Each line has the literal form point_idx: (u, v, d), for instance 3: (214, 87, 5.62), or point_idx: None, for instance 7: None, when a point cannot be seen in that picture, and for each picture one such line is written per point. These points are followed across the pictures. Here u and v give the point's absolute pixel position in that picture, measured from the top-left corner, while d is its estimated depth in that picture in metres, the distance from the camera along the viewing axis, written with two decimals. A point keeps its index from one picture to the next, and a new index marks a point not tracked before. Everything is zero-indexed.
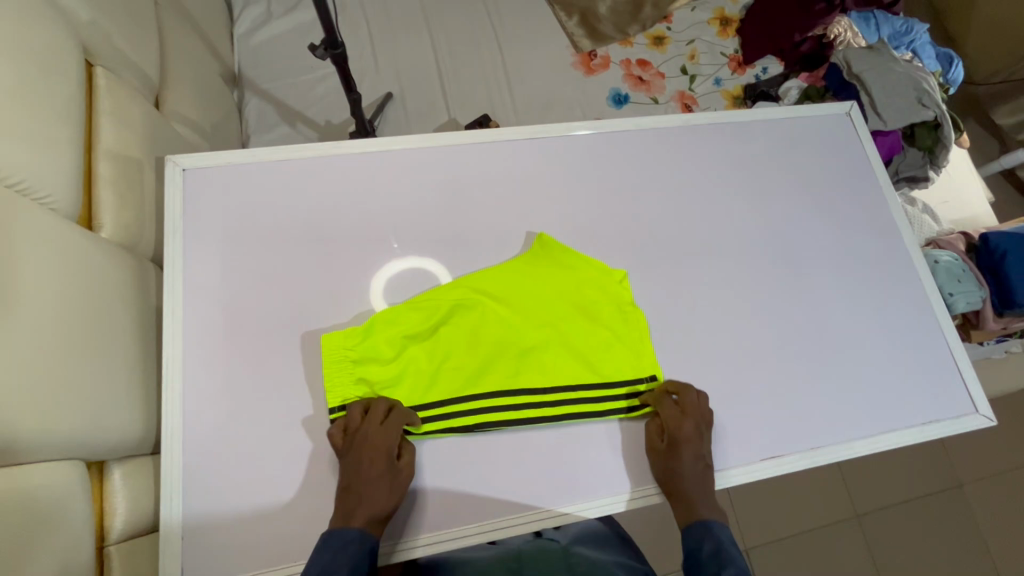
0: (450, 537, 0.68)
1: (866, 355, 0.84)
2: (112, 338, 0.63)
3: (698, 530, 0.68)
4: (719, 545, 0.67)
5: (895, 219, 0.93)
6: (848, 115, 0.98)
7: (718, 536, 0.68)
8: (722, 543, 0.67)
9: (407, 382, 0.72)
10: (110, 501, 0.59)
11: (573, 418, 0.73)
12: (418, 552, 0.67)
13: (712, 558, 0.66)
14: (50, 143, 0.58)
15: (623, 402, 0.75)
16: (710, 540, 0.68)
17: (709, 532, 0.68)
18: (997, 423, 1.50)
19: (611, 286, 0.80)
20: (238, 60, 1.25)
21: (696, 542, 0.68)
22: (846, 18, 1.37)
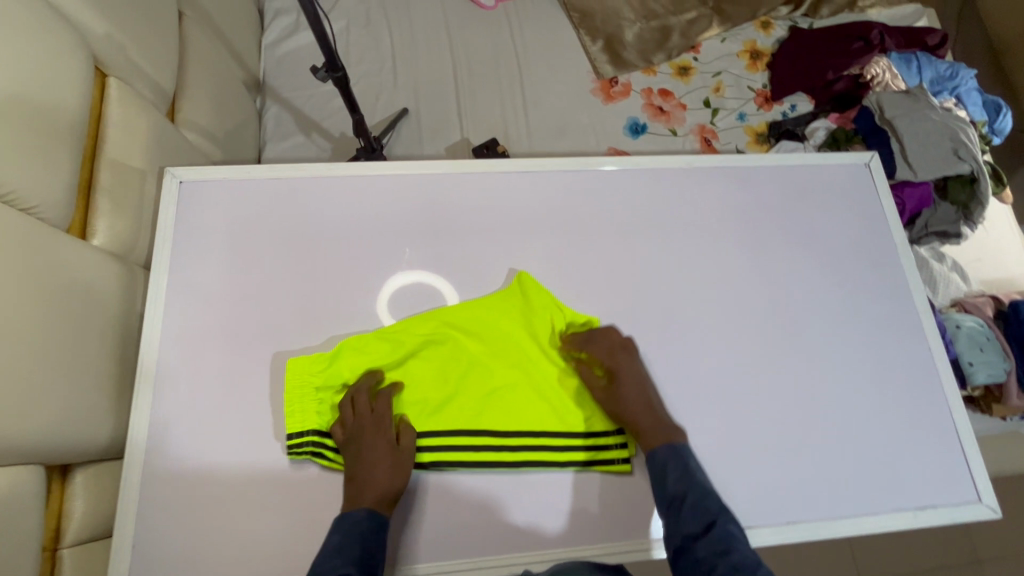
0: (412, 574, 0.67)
1: (861, 426, 0.79)
2: (93, 343, 0.65)
3: (665, 461, 0.69)
4: (685, 470, 0.68)
5: (909, 282, 0.87)
6: (867, 167, 0.93)
7: (683, 462, 0.69)
8: (686, 463, 0.69)
9: None
10: (69, 504, 0.61)
11: (532, 466, 0.71)
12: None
13: (678, 485, 0.67)
14: (45, 154, 0.60)
15: (585, 453, 0.73)
16: (677, 468, 0.68)
17: (675, 458, 0.69)
18: None
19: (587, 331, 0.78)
20: (263, 68, 1.29)
21: (662, 471, 0.69)
22: (885, 58, 1.31)
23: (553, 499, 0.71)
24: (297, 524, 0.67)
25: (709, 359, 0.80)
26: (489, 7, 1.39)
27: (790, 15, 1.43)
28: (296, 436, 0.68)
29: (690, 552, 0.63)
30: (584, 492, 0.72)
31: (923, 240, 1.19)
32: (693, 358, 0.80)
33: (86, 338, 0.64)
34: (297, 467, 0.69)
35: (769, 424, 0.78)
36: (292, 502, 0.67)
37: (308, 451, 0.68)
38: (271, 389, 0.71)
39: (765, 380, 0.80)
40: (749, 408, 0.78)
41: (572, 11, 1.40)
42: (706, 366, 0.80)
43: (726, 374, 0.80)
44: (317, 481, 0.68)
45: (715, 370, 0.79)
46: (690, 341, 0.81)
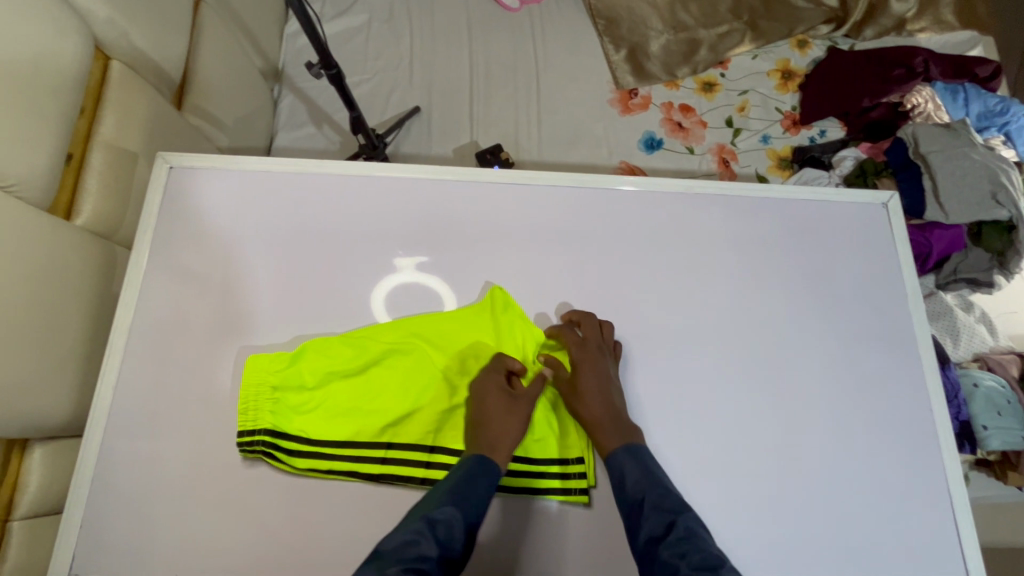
0: None
1: (844, 485, 0.74)
2: (64, 322, 0.67)
3: (621, 463, 0.66)
4: (644, 473, 0.64)
5: (917, 333, 0.81)
6: (885, 207, 0.87)
7: (642, 464, 0.65)
8: (644, 464, 0.65)
9: (323, 414, 0.71)
10: (24, 476, 0.63)
11: None
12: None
13: (635, 489, 0.63)
14: (30, 135, 0.62)
15: (545, 478, 0.71)
16: (635, 470, 0.65)
17: (632, 459, 0.66)
18: None
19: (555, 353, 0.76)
20: (283, 57, 1.30)
21: (620, 474, 0.65)
22: (930, 87, 1.22)
23: (504, 525, 0.69)
24: (240, 522, 0.66)
25: (687, 396, 0.76)
26: (513, 9, 1.37)
27: (830, 35, 1.36)
28: (248, 433, 0.68)
29: (654, 556, 0.58)
30: (537, 521, 0.69)
31: (950, 286, 1.11)
32: (671, 394, 0.76)
33: (55, 316, 0.65)
34: (248, 464, 0.68)
35: (745, 472, 0.73)
36: (239, 499, 0.67)
37: (259, 451, 0.68)
38: (233, 382, 0.71)
39: (746, 424, 0.75)
40: (724, 452, 0.74)
41: (598, 17, 1.36)
42: (683, 403, 0.75)
43: (703, 413, 0.75)
44: (266, 480, 0.68)
45: (693, 409, 0.75)
46: (670, 375, 0.76)
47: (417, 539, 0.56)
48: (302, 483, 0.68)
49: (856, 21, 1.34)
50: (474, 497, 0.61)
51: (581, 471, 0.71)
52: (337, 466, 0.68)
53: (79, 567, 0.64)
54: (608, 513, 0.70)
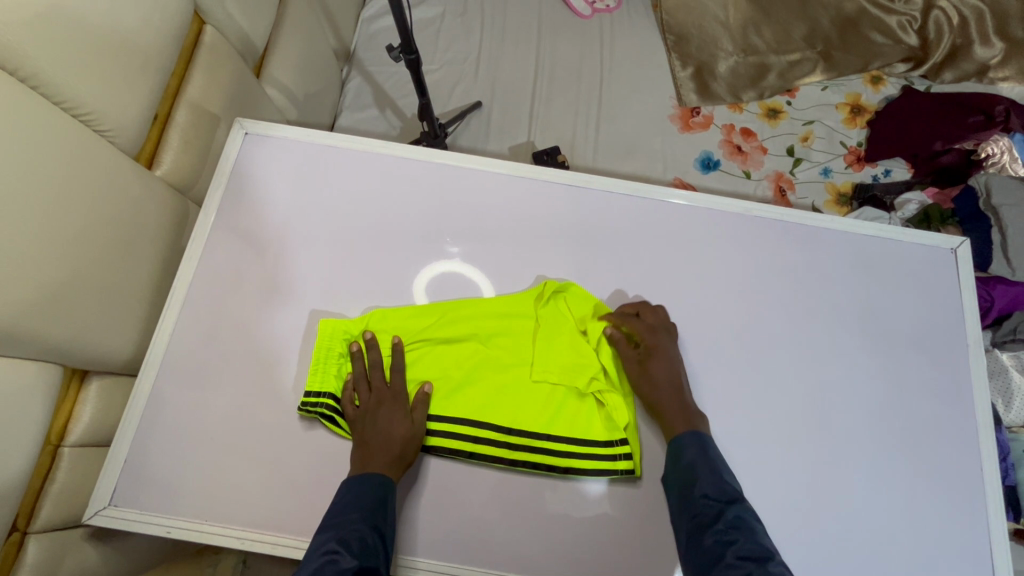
0: None
1: (878, 533, 0.71)
2: (133, 266, 0.70)
3: (688, 449, 0.64)
4: (710, 467, 0.62)
5: (974, 389, 0.78)
6: (953, 253, 0.84)
7: (710, 458, 0.63)
8: (704, 451, 0.64)
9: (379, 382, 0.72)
10: (80, 406, 0.65)
11: (537, 468, 0.69)
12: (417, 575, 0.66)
13: (692, 468, 0.62)
14: (128, 87, 0.65)
15: (596, 465, 0.69)
16: (704, 462, 0.62)
17: (701, 449, 0.64)
18: None
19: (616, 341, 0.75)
20: (356, 40, 1.34)
21: (689, 464, 0.63)
22: (1007, 138, 1.18)
23: (526, 523, 0.68)
24: (268, 478, 0.68)
25: (727, 419, 0.74)
26: (585, 16, 1.38)
27: (905, 74, 1.32)
28: (314, 394, 0.69)
29: (697, 542, 0.56)
30: (561, 520, 0.69)
31: (1008, 345, 1.06)
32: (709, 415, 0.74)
33: (124, 258, 0.68)
34: (283, 425, 0.70)
35: (778, 507, 0.71)
36: (271, 456, 0.68)
37: (321, 412, 0.68)
38: (277, 344, 0.73)
39: (785, 459, 0.73)
40: (757, 483, 0.72)
41: (668, 33, 1.35)
42: (722, 427, 0.74)
43: (741, 441, 0.73)
44: (298, 443, 0.69)
45: (731, 434, 0.73)
46: (708, 396, 0.75)
47: (335, 554, 0.55)
48: (333, 451, 0.69)
49: (936, 63, 1.30)
50: (381, 507, 0.61)
51: (627, 455, 0.70)
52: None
53: (119, 498, 0.66)
54: (633, 524, 0.69)
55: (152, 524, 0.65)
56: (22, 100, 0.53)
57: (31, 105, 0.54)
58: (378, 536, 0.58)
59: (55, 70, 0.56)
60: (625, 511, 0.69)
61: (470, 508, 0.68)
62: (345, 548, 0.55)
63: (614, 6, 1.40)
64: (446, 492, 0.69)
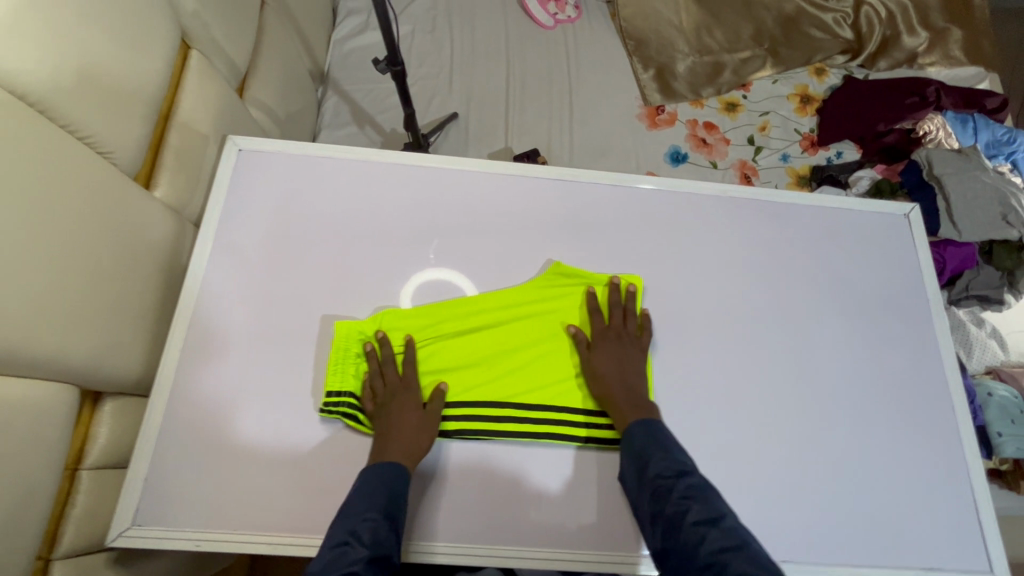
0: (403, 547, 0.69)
1: (871, 478, 0.77)
2: (137, 286, 0.70)
3: (639, 439, 0.67)
4: (663, 447, 0.65)
5: (939, 340, 0.85)
6: (907, 218, 0.92)
7: (660, 442, 0.65)
8: (652, 436, 0.67)
9: None
10: (94, 429, 0.64)
11: (562, 440, 0.73)
12: (438, 560, 0.68)
13: (642, 455, 0.65)
14: (126, 109, 0.66)
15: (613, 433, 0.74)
16: (651, 446, 0.65)
17: (648, 435, 0.67)
18: None
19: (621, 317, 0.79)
20: (330, 60, 1.37)
21: (640, 449, 0.66)
22: (940, 116, 1.29)
23: (548, 501, 0.71)
24: (291, 483, 0.68)
25: (724, 385, 0.79)
26: (548, 26, 1.45)
27: (845, 65, 1.44)
28: (335, 394, 0.71)
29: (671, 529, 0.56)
30: (580, 495, 0.72)
31: (962, 302, 1.15)
32: (708, 383, 0.79)
33: (129, 276, 0.68)
34: (303, 431, 0.71)
35: (779, 461, 0.76)
36: (292, 461, 0.69)
37: (342, 411, 0.70)
38: (289, 351, 0.75)
39: (779, 416, 0.79)
40: (757, 442, 0.77)
41: (628, 39, 1.44)
42: (719, 393, 0.79)
43: (738, 404, 0.79)
44: (318, 445, 0.70)
45: (729, 398, 0.79)
46: (704, 366, 0.80)
47: (347, 545, 0.56)
48: (355, 450, 0.71)
49: (871, 53, 1.42)
50: (395, 499, 0.62)
51: None
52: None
53: (141, 518, 0.65)
54: None
55: (179, 540, 0.65)
56: (34, 124, 0.55)
57: (39, 127, 0.55)
58: (389, 524, 0.59)
59: (61, 96, 0.57)
60: None
61: (495, 492, 0.71)
62: (355, 539, 0.56)
63: (575, 16, 1.47)
64: (469, 479, 0.71)
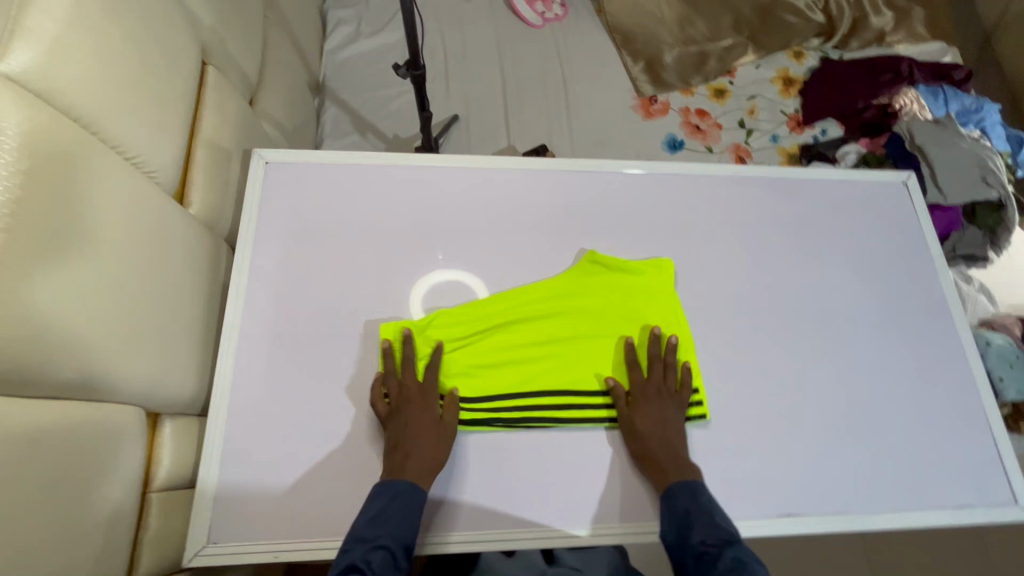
0: (434, 542, 0.69)
1: (900, 429, 0.82)
2: (186, 305, 0.69)
3: (682, 497, 0.68)
4: (709, 513, 0.66)
5: (946, 294, 0.91)
6: (904, 185, 0.99)
7: (706, 505, 0.67)
8: (696, 496, 0.68)
9: (458, 376, 0.76)
10: (158, 451, 0.64)
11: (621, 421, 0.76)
12: (452, 549, 0.69)
13: (686, 515, 0.67)
14: (164, 127, 0.66)
15: None
16: (696, 508, 0.67)
17: (690, 496, 0.68)
18: None
19: (660, 298, 0.82)
20: (324, 70, 1.36)
21: (684, 509, 0.67)
22: (913, 90, 1.36)
23: (608, 478, 0.74)
24: (359, 486, 0.69)
25: (757, 354, 0.83)
26: (537, 26, 1.47)
27: (820, 47, 1.52)
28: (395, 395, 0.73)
29: None
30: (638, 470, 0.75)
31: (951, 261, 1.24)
32: (741, 354, 0.83)
33: (178, 295, 0.67)
34: (364, 434, 0.71)
35: (814, 420, 0.81)
36: (357, 465, 0.70)
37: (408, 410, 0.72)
38: (340, 357, 0.75)
39: (810, 379, 0.83)
40: (794, 404, 0.81)
41: (615, 34, 1.48)
42: (753, 363, 0.83)
43: (771, 370, 0.83)
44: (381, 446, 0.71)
45: (763, 366, 0.83)
46: (737, 338, 0.84)
47: (356, 571, 0.58)
48: None
49: (844, 34, 1.50)
50: (409, 523, 0.63)
51: (696, 397, 0.78)
52: (477, 419, 0.74)
53: (216, 535, 0.65)
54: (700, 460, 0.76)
55: (255, 554, 0.65)
56: (88, 144, 0.54)
57: (93, 147, 0.55)
58: (398, 550, 0.61)
59: (108, 114, 0.57)
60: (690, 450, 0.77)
61: (557, 474, 0.73)
62: (367, 568, 0.58)
63: (562, 14, 1.50)
64: (504, 468, 0.73)
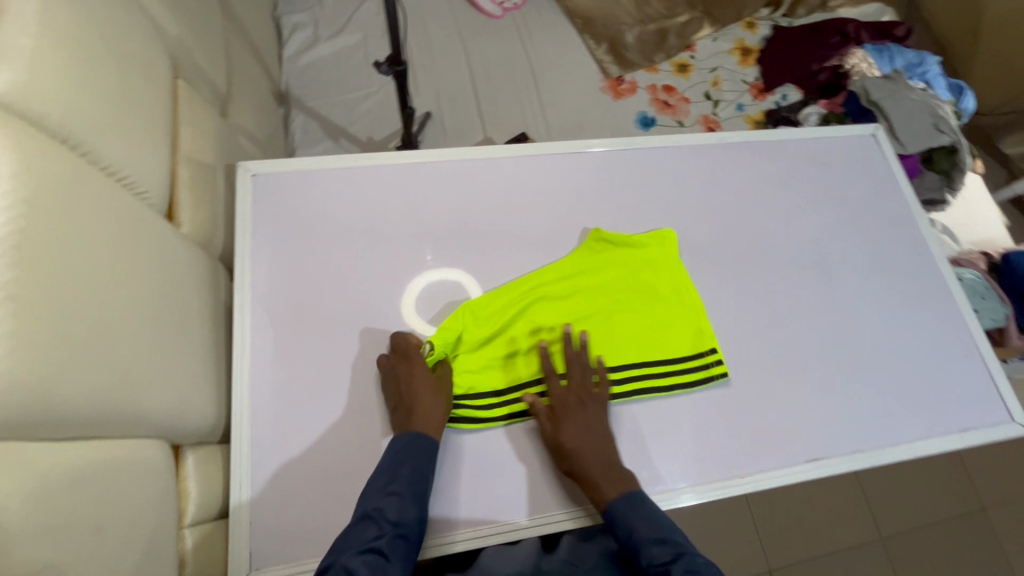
0: (437, 544, 0.68)
1: (900, 366, 0.87)
2: (195, 328, 0.66)
3: (622, 515, 0.65)
4: (649, 525, 0.63)
5: (924, 235, 0.97)
6: (874, 137, 1.04)
7: (645, 515, 0.64)
8: (633, 508, 0.65)
9: (489, 371, 0.76)
10: (185, 484, 0.62)
11: (653, 391, 0.78)
12: (457, 548, 0.68)
13: (632, 534, 0.63)
14: (151, 145, 0.63)
15: (692, 371, 0.79)
16: (638, 523, 0.63)
17: (628, 510, 0.65)
18: (1009, 445, 1.51)
19: (670, 266, 0.84)
20: (286, 78, 1.32)
21: (627, 529, 0.64)
22: (861, 50, 1.43)
23: (642, 448, 0.75)
24: None
25: (762, 312, 0.86)
26: (497, 16, 1.47)
27: (771, 16, 1.57)
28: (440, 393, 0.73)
29: None
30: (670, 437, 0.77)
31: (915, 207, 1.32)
32: (748, 313, 0.86)
33: (186, 319, 0.65)
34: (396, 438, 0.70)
35: (822, 368, 0.84)
36: None
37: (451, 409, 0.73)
38: (360, 364, 0.74)
39: (814, 329, 0.87)
40: (802, 355, 0.85)
41: (575, 18, 1.49)
42: (759, 321, 0.86)
43: (777, 325, 0.86)
44: None
45: (770, 322, 0.86)
46: (741, 298, 0.87)
47: (371, 519, 0.59)
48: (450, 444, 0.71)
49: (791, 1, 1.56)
50: (420, 474, 0.64)
51: (717, 357, 0.80)
52: (511, 412, 0.74)
53: (259, 561, 0.64)
54: (726, 418, 0.79)
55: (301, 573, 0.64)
56: (81, 169, 0.52)
57: (86, 172, 0.52)
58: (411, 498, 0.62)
59: (96, 136, 0.54)
60: (714, 410, 0.79)
61: None
62: (382, 516, 0.59)
63: (520, 2, 1.50)
64: (530, 455, 0.73)
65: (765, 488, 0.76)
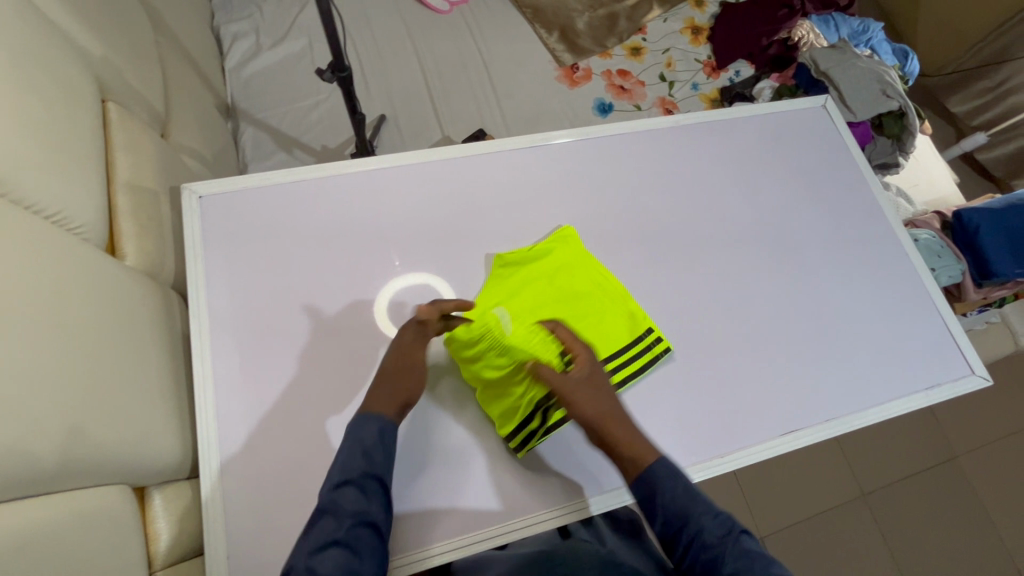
0: (417, 558, 0.65)
1: (866, 331, 0.89)
2: (151, 362, 0.64)
3: (661, 479, 0.57)
4: (689, 495, 0.56)
5: (879, 202, 1.00)
6: (824, 108, 1.06)
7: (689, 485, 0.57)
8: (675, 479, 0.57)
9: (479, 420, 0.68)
10: (153, 525, 0.60)
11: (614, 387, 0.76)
12: (438, 560, 0.66)
13: (669, 502, 0.56)
14: (79, 177, 0.60)
15: (639, 357, 0.78)
16: (680, 490, 0.56)
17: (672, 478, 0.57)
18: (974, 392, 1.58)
19: (587, 263, 0.82)
20: (230, 90, 1.27)
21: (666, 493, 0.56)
22: (807, 21, 1.46)
23: None
24: None
25: (729, 290, 0.87)
26: (445, 11, 1.44)
27: None
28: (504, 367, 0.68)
29: None
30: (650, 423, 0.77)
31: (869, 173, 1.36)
32: (716, 293, 0.87)
33: (139, 354, 0.62)
34: None
35: (791, 339, 0.86)
36: None
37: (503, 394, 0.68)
38: (331, 382, 0.72)
39: (781, 302, 0.88)
40: (771, 329, 0.86)
41: (524, 8, 1.47)
42: (728, 300, 0.87)
43: (745, 302, 0.87)
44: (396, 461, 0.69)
45: (737, 301, 0.87)
46: (708, 279, 0.88)
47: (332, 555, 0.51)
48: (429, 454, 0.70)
49: None
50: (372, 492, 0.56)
51: (664, 345, 0.80)
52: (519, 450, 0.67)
53: None
54: (703, 399, 0.79)
55: None
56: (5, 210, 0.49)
57: (10, 213, 0.49)
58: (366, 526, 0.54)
59: (16, 173, 0.51)
60: (690, 393, 0.80)
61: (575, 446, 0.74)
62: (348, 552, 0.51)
63: None
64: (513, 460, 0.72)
65: (745, 464, 0.78)
